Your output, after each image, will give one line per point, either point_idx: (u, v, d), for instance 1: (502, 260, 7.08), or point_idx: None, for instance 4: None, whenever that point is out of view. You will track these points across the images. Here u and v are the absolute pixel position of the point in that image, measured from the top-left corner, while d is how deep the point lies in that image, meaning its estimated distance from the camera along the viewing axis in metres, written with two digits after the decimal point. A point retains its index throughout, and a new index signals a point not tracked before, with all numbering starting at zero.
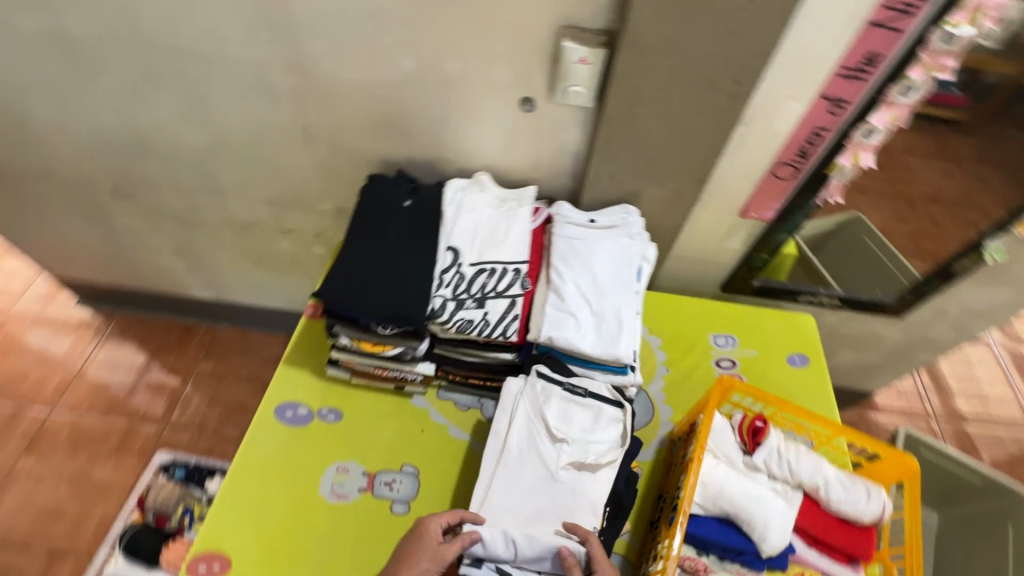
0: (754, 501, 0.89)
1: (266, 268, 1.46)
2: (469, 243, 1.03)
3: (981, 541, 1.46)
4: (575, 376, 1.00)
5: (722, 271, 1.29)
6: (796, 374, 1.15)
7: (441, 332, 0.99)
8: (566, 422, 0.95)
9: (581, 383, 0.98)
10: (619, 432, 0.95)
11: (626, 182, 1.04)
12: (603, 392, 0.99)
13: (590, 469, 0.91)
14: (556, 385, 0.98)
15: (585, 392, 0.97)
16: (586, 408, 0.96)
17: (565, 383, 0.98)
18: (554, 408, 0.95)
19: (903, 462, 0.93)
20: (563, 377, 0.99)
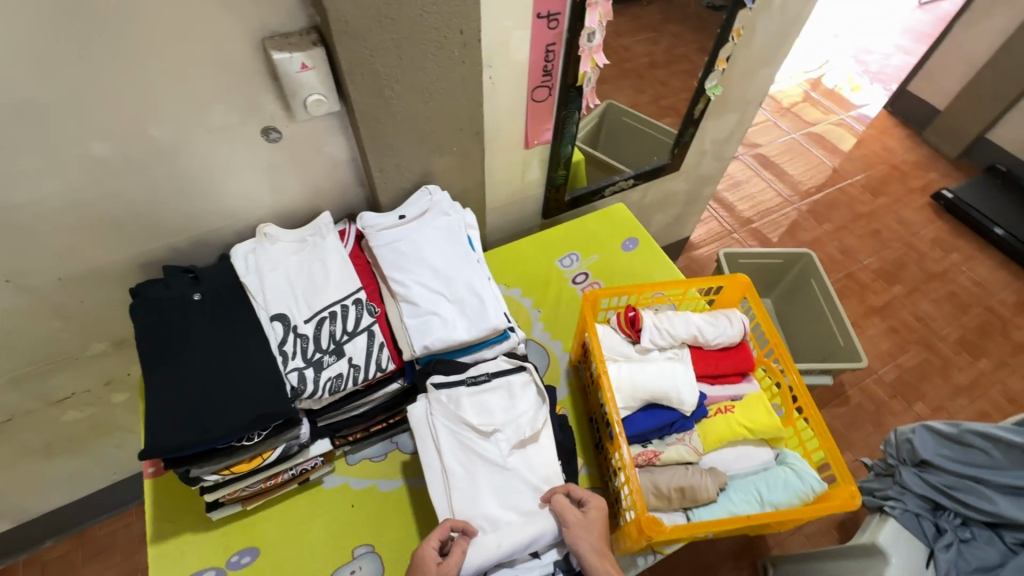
0: (660, 378, 0.91)
1: (62, 455, 1.23)
2: (296, 301, 0.94)
3: (804, 299, 1.94)
4: (471, 366, 0.94)
5: (534, 202, 1.40)
6: (632, 257, 1.32)
7: (314, 402, 0.90)
8: (488, 413, 0.88)
9: (479, 369, 0.93)
10: (537, 392, 0.92)
11: (414, 167, 1.03)
12: (503, 366, 0.94)
13: (532, 441, 0.87)
14: (458, 384, 0.90)
15: (488, 376, 0.92)
16: (497, 388, 0.90)
17: (466, 378, 0.91)
18: (468, 406, 0.88)
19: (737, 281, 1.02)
20: (461, 373, 0.92)
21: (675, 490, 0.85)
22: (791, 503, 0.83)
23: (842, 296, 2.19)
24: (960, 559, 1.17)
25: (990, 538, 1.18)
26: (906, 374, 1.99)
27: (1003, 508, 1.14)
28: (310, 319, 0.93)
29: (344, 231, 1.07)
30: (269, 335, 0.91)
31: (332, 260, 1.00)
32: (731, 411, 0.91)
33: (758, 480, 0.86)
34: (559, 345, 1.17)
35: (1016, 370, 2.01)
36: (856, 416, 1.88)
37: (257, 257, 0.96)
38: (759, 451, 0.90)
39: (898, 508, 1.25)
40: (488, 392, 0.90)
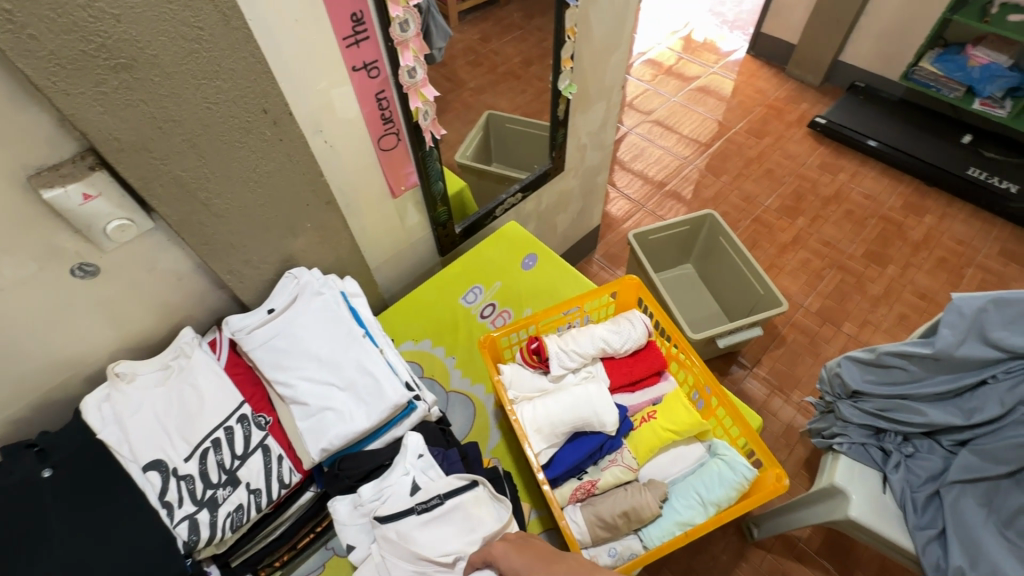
0: (577, 405, 0.88)
1: None
2: (170, 439, 0.83)
3: (719, 257, 1.97)
4: (422, 488, 0.81)
5: (426, 243, 1.32)
6: (534, 273, 1.29)
7: (219, 546, 0.81)
8: (434, 537, 0.77)
9: (429, 492, 0.80)
10: (495, 502, 0.82)
11: (269, 257, 0.95)
12: (455, 482, 0.81)
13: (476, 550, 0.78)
14: (407, 514, 0.78)
15: (440, 499, 0.79)
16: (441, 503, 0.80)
17: (415, 505, 0.79)
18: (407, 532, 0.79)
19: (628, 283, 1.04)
20: (410, 502, 0.79)
21: (619, 516, 0.82)
22: (728, 497, 0.81)
23: (756, 242, 2.26)
24: (910, 474, 1.22)
25: (931, 446, 1.22)
26: (828, 300, 2.08)
27: (932, 417, 1.19)
28: (191, 455, 0.83)
29: (215, 341, 0.98)
30: (146, 489, 0.80)
31: (204, 381, 0.90)
32: (654, 418, 0.90)
33: (695, 481, 0.85)
34: (482, 389, 1.12)
35: (919, 268, 2.15)
36: (794, 353, 1.95)
37: (113, 404, 0.85)
38: (691, 449, 0.89)
39: (846, 443, 1.29)
40: (440, 520, 0.78)
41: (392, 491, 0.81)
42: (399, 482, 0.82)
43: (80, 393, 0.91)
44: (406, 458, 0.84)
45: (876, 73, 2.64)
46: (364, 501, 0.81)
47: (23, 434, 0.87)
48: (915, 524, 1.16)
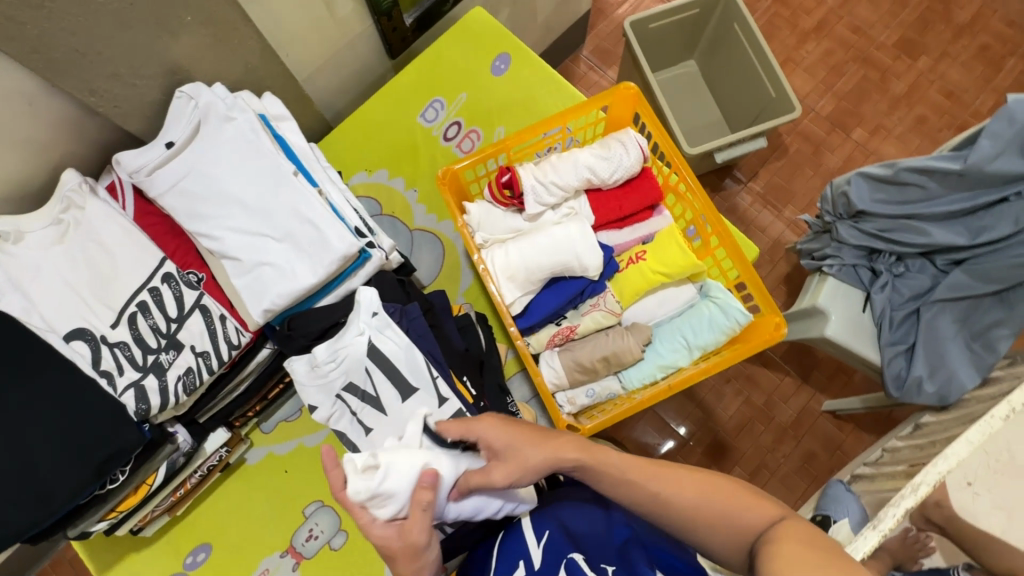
0: (556, 248, 0.76)
1: None
2: (88, 306, 0.73)
3: (728, 51, 1.66)
4: (404, 366, 0.73)
5: (368, 42, 1.02)
6: (506, 81, 1.04)
7: (178, 408, 0.76)
8: (406, 403, 0.73)
9: (410, 363, 0.73)
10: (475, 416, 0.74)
11: (146, 68, 0.71)
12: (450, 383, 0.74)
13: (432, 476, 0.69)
14: (393, 386, 0.73)
15: (436, 376, 0.73)
16: (404, 363, 0.73)
17: (402, 376, 0.73)
18: (365, 389, 0.74)
19: (625, 93, 0.81)
20: (392, 374, 0.73)
21: (599, 361, 0.78)
22: (715, 340, 0.77)
23: (773, 29, 1.90)
24: (894, 293, 1.19)
25: (923, 266, 1.18)
26: (844, 102, 1.84)
27: (936, 238, 1.11)
28: (118, 322, 0.73)
29: (114, 185, 0.79)
30: (76, 359, 0.72)
31: (111, 238, 0.75)
32: (642, 259, 0.79)
33: (681, 324, 0.78)
34: (450, 226, 0.99)
35: (955, 59, 1.85)
36: (794, 164, 1.79)
37: (5, 270, 0.72)
38: (683, 291, 0.80)
39: (836, 266, 1.24)
40: (429, 398, 0.73)
41: (347, 353, 0.72)
42: (353, 344, 0.72)
43: None
44: (359, 317, 0.72)
45: None
46: (318, 362, 0.71)
47: None
48: (887, 341, 1.18)
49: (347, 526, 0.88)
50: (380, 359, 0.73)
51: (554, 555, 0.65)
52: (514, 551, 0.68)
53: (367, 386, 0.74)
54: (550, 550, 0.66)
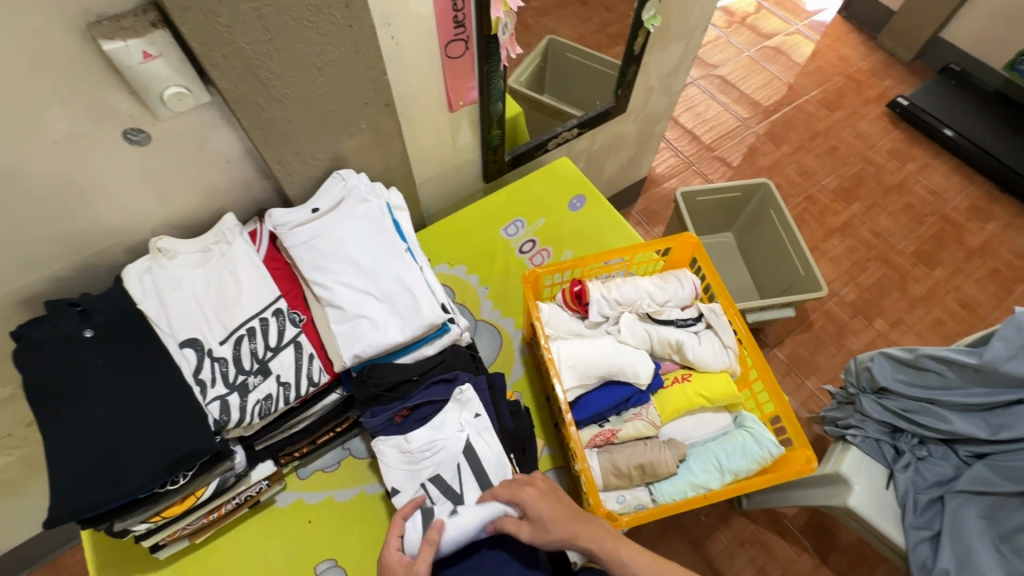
0: (615, 353, 0.87)
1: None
2: (207, 322, 0.84)
3: (764, 230, 1.89)
4: (495, 473, 0.81)
5: (472, 166, 1.25)
6: (579, 217, 1.23)
7: (246, 429, 0.83)
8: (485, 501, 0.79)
9: (497, 471, 0.81)
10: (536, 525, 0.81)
11: (319, 153, 0.91)
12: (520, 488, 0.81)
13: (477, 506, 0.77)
14: (476, 487, 0.80)
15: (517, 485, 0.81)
16: (492, 467, 0.81)
17: (487, 482, 0.80)
18: (450, 485, 0.80)
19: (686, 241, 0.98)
20: (478, 476, 0.80)
21: (635, 467, 0.83)
22: (748, 468, 0.81)
23: (801, 220, 2.17)
24: (918, 476, 1.21)
25: (945, 453, 1.22)
26: (866, 292, 2.01)
27: (956, 426, 1.17)
28: (226, 340, 0.84)
29: (255, 231, 0.96)
30: (182, 364, 0.82)
31: (243, 269, 0.88)
32: (688, 380, 0.87)
33: (715, 447, 0.84)
34: (511, 322, 1.12)
35: (968, 276, 2.05)
36: (818, 339, 1.91)
37: (154, 277, 0.85)
38: (718, 417, 0.88)
39: (860, 436, 1.27)
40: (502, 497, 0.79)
41: (443, 445, 0.82)
42: (451, 438, 0.82)
43: (123, 261, 0.92)
44: (462, 413, 0.84)
45: (975, 56, 2.40)
46: (413, 449, 0.82)
47: (68, 290, 0.89)
48: (911, 523, 1.17)
49: None
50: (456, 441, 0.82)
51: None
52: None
53: (450, 481, 0.80)
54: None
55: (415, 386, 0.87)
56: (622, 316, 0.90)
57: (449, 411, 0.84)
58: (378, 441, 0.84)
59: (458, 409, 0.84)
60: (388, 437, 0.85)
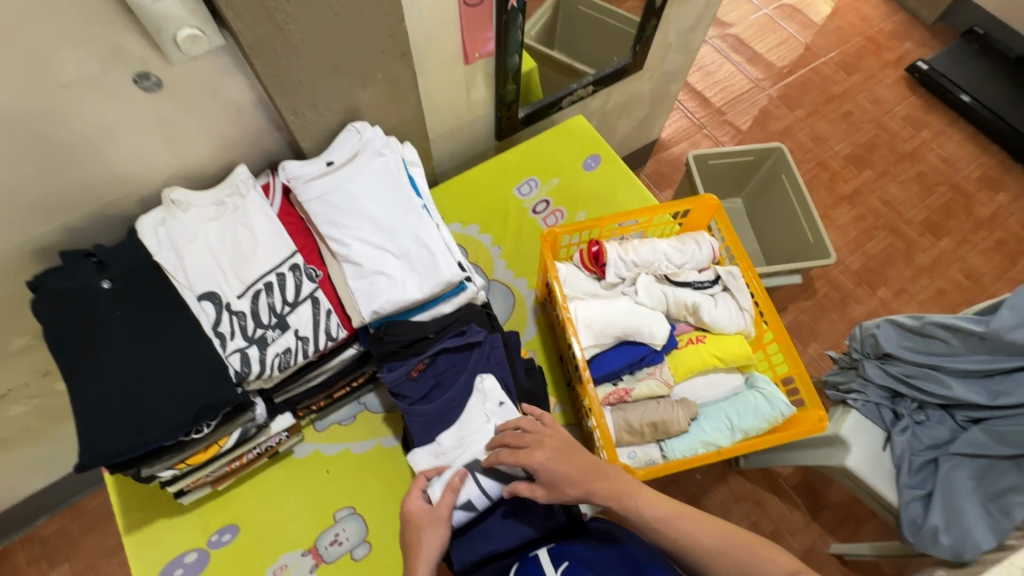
0: (632, 313, 0.87)
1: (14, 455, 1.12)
2: (225, 276, 0.84)
3: (774, 196, 1.87)
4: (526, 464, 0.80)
5: (486, 123, 1.22)
6: (594, 177, 1.22)
7: (266, 381, 0.84)
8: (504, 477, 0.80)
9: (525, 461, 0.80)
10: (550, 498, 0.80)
11: (334, 105, 0.89)
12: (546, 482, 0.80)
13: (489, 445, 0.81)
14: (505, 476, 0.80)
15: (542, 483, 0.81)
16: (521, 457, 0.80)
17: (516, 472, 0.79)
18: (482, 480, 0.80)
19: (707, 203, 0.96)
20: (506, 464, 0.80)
21: (647, 425, 0.85)
22: (758, 427, 0.84)
23: (811, 187, 2.14)
24: (914, 439, 1.25)
25: (942, 418, 1.25)
26: (871, 261, 2.01)
27: (957, 392, 1.20)
28: (244, 294, 0.84)
29: (268, 185, 0.94)
30: (201, 318, 0.82)
31: (258, 224, 0.87)
32: (702, 342, 0.89)
33: (727, 407, 0.86)
34: (524, 283, 1.12)
35: (974, 247, 2.05)
36: (822, 306, 1.93)
37: (169, 229, 0.84)
38: (730, 377, 0.89)
39: (861, 400, 1.30)
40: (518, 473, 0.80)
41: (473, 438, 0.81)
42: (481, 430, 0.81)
43: (135, 212, 0.90)
44: (485, 404, 0.83)
45: (1000, 20, 2.32)
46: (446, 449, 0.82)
47: (81, 240, 0.88)
48: (905, 483, 1.22)
49: (372, 539, 0.90)
50: (467, 395, 0.84)
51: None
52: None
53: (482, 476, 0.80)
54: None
55: (429, 342, 0.87)
56: (640, 277, 0.91)
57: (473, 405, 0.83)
58: (415, 453, 0.83)
59: (480, 402, 0.83)
60: (426, 445, 0.83)
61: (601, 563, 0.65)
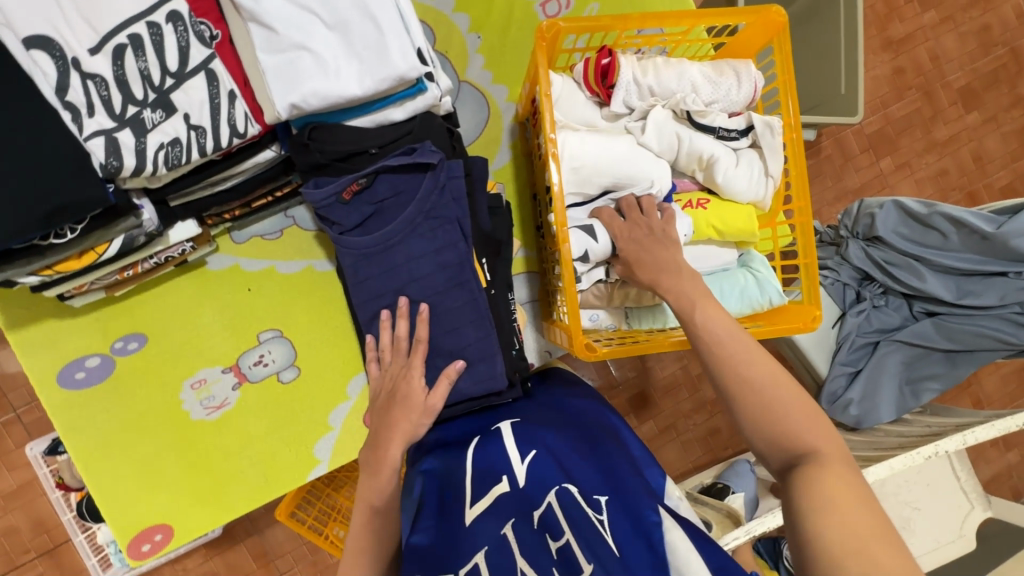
0: (631, 160, 0.70)
1: None
2: (67, 18, 0.58)
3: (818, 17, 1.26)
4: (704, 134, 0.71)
5: None
6: None
7: (151, 180, 0.64)
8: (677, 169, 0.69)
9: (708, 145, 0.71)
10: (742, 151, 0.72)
11: None
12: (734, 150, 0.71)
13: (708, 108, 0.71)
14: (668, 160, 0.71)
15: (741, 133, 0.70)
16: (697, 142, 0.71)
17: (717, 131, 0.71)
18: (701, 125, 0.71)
19: (767, 22, 0.67)
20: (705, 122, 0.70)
21: (618, 292, 0.75)
22: (739, 310, 0.74)
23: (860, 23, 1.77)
24: (865, 321, 1.22)
25: (900, 306, 1.23)
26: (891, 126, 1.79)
27: (928, 285, 1.16)
28: (100, 51, 0.59)
29: None
30: (35, 75, 0.57)
31: None
32: (704, 208, 0.73)
33: (710, 283, 0.75)
34: (504, 93, 0.87)
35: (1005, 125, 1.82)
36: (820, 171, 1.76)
37: None
38: (723, 252, 0.77)
39: (830, 279, 1.24)
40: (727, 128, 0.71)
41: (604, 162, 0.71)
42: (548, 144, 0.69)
43: None
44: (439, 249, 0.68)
45: None
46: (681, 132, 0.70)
47: None
48: (840, 359, 1.20)
49: (301, 364, 0.84)
50: (415, 236, 0.67)
51: (455, 541, 0.51)
52: (494, 469, 0.57)
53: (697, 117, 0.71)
54: (535, 475, 0.54)
55: (373, 155, 0.67)
56: (652, 111, 0.70)
57: (424, 246, 0.68)
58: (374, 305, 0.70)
59: (430, 247, 0.68)
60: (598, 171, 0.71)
61: (574, 457, 0.58)
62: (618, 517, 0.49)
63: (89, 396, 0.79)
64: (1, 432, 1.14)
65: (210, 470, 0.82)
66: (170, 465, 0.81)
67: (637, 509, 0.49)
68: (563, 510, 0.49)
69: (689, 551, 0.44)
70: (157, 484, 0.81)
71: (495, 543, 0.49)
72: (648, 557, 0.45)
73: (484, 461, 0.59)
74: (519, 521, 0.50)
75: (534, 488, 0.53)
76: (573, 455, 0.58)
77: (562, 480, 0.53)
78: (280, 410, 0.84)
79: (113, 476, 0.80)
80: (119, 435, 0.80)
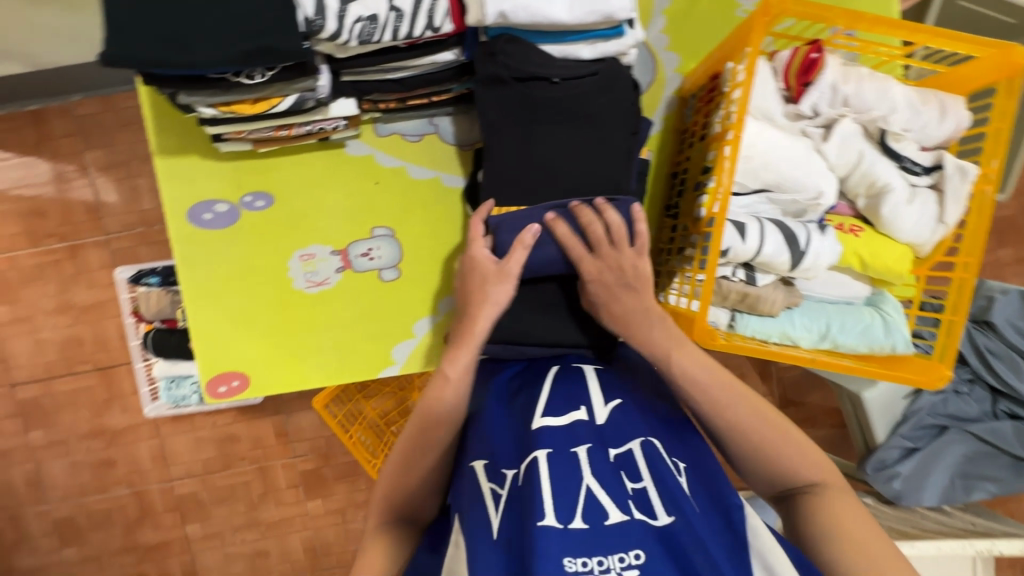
0: (804, 167, 0.67)
1: None
2: None
3: None
4: None
5: None
6: None
7: (338, 49, 0.66)
8: None
9: None
10: None
11: None
12: None
13: None
14: None
15: None
16: None
17: None
18: None
19: (1003, 61, 0.63)
20: None
21: (737, 292, 0.71)
22: (854, 345, 0.72)
23: None
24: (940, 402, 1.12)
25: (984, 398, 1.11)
26: None
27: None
28: None
29: None
30: None
31: None
32: (855, 235, 0.70)
33: (834, 311, 0.73)
34: (675, 61, 0.85)
35: None
36: None
37: None
38: (855, 284, 0.74)
39: None
40: None
41: None
42: None
43: None
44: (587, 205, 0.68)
45: None
46: None
47: None
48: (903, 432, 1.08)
49: (402, 268, 0.86)
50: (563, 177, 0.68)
51: (521, 445, 0.53)
52: (573, 395, 0.57)
53: None
54: (616, 421, 0.54)
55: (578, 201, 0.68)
56: (842, 121, 0.67)
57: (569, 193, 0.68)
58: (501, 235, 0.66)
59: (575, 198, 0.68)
60: None
61: (652, 411, 0.57)
62: (697, 489, 0.51)
63: (211, 237, 0.83)
64: (91, 248, 1.21)
65: (295, 339, 0.86)
66: (264, 324, 0.86)
67: (720, 488, 0.51)
68: (645, 460, 0.51)
69: (770, 541, 0.47)
70: (247, 337, 0.86)
71: (565, 456, 0.50)
72: (725, 531, 0.48)
73: (562, 384, 0.58)
74: (595, 448, 0.51)
75: (612, 429, 0.53)
76: (651, 409, 0.58)
77: (646, 433, 0.53)
78: (372, 304, 0.87)
79: (212, 318, 0.85)
80: (226, 281, 0.84)
